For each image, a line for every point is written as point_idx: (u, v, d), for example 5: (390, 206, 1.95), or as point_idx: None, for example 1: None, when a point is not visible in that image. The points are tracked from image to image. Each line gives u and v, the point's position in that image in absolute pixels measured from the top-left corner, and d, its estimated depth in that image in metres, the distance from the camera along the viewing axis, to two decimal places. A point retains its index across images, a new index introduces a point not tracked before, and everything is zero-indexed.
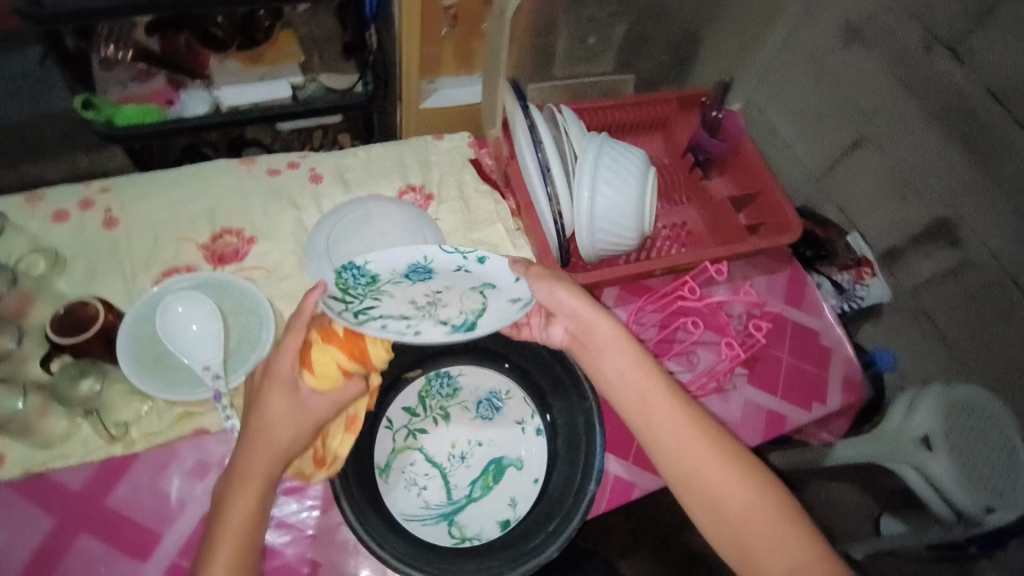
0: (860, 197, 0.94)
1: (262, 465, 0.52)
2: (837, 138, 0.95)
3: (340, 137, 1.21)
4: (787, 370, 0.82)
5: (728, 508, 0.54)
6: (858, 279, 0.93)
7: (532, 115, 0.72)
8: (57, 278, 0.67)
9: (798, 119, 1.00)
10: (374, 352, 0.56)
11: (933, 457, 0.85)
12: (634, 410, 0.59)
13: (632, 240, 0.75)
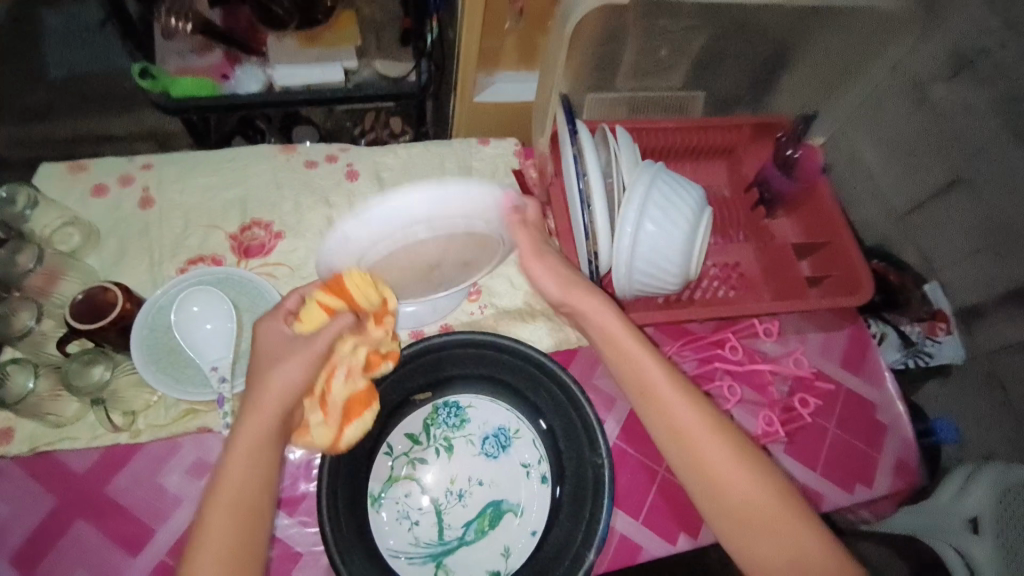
0: (945, 244, 0.84)
1: (249, 453, 0.51)
2: (928, 176, 0.84)
3: (391, 121, 1.17)
4: (831, 444, 0.74)
5: (739, 491, 0.53)
6: (930, 333, 0.83)
7: (580, 138, 0.64)
8: (89, 253, 0.68)
9: (885, 149, 0.88)
10: (353, 289, 0.55)
11: (977, 542, 0.71)
12: (643, 402, 0.58)
13: (674, 284, 0.68)
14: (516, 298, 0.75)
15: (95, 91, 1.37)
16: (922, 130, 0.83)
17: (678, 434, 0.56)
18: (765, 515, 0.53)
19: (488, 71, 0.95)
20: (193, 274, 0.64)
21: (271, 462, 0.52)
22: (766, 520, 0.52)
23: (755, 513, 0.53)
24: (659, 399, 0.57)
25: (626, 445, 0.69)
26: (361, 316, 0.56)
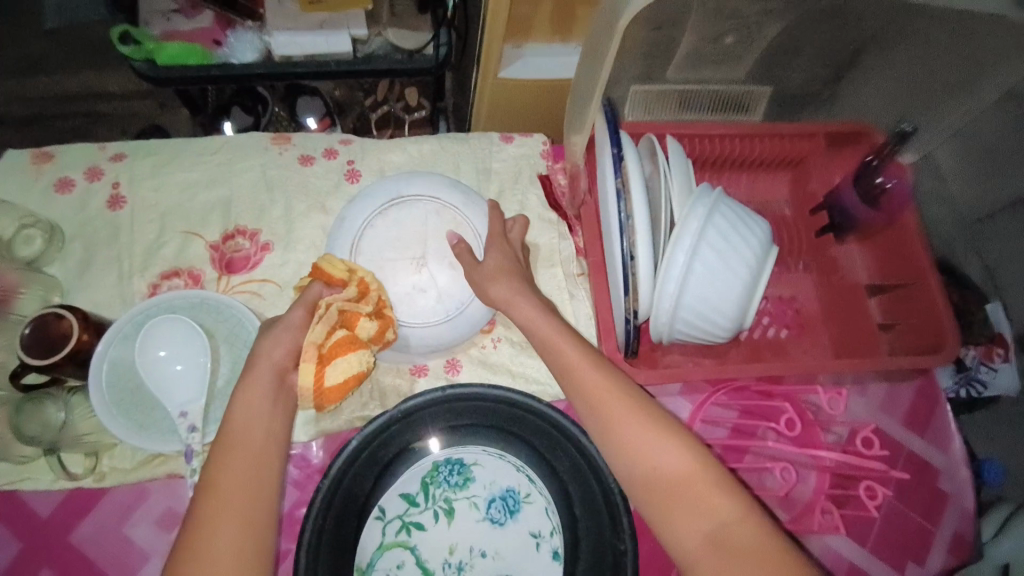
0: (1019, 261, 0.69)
1: (235, 474, 0.46)
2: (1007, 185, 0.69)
3: (407, 92, 1.03)
4: (887, 518, 0.64)
5: (654, 457, 0.48)
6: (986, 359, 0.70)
7: (624, 160, 0.53)
8: (54, 260, 0.60)
9: (964, 150, 0.72)
10: (330, 266, 0.56)
11: None
12: (580, 399, 0.52)
13: (722, 335, 0.57)
14: None
15: (88, 44, 1.25)
16: (1009, 132, 0.67)
17: (601, 415, 0.51)
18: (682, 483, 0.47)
19: (517, 42, 0.80)
20: (161, 298, 0.55)
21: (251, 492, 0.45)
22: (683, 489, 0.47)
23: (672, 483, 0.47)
24: (570, 370, 0.53)
25: None
26: (337, 286, 0.55)
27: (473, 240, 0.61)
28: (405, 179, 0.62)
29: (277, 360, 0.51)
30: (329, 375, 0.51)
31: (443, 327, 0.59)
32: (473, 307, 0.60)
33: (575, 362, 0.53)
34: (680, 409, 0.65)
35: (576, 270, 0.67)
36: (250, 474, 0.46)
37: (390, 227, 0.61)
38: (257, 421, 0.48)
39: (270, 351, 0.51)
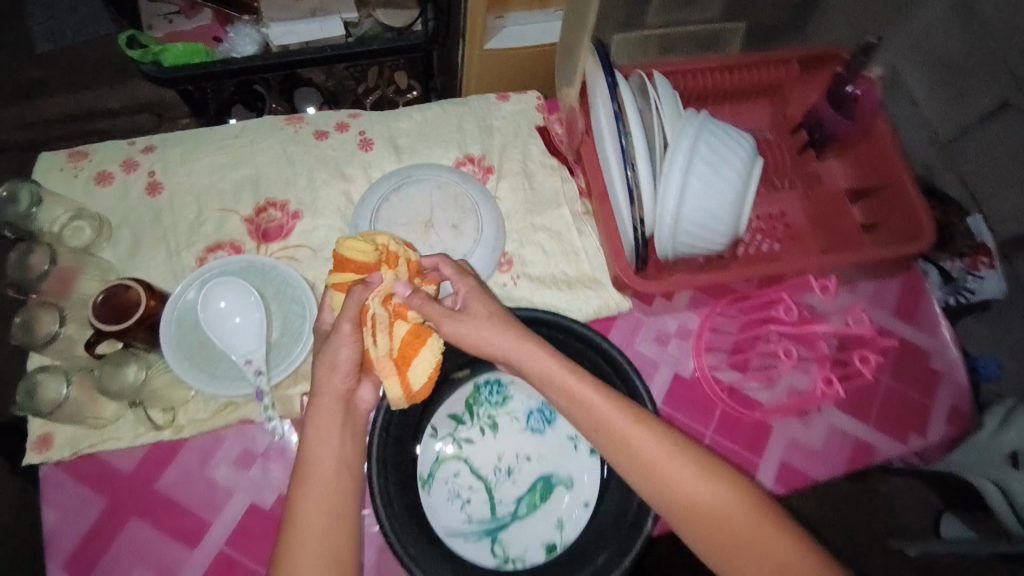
0: (990, 171, 0.74)
1: (320, 505, 0.49)
2: (977, 98, 0.73)
3: (396, 77, 1.06)
4: (884, 396, 0.71)
5: (627, 439, 0.52)
6: (973, 268, 0.77)
7: (620, 91, 0.58)
8: (103, 247, 0.65)
9: (929, 70, 0.77)
10: (360, 255, 0.54)
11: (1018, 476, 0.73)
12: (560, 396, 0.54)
13: (721, 243, 0.63)
14: (551, 266, 0.70)
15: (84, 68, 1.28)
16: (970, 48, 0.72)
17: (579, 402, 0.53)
18: (671, 472, 0.51)
19: (499, 13, 0.84)
20: (211, 266, 0.60)
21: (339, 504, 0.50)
22: (673, 478, 0.50)
23: (661, 473, 0.51)
24: (546, 376, 0.54)
25: (673, 410, 0.69)
26: (372, 275, 0.54)
27: (470, 205, 0.70)
28: (411, 166, 0.72)
29: (342, 385, 0.53)
30: (414, 378, 0.53)
31: None
32: (475, 257, 0.67)
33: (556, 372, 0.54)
34: (690, 324, 0.72)
35: (582, 209, 0.73)
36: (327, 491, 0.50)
37: (402, 201, 0.69)
38: (332, 452, 0.51)
39: (333, 375, 0.52)
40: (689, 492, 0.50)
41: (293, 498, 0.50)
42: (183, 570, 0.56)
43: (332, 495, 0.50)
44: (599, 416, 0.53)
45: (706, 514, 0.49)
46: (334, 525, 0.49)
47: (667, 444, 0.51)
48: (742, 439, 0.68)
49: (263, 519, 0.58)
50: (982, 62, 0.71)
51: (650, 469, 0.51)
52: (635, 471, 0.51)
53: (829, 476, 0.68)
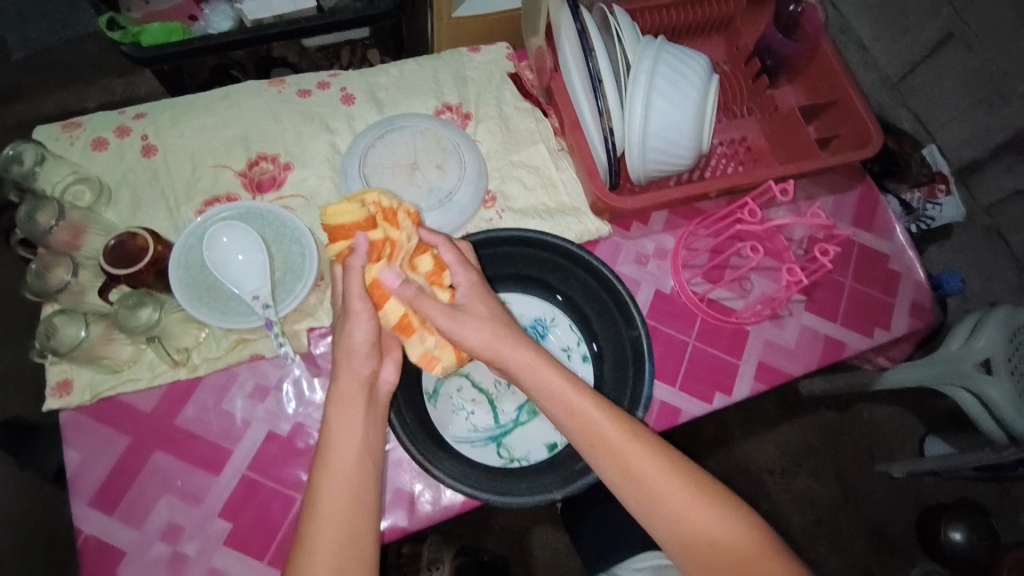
0: (940, 104, 0.97)
1: (343, 487, 0.50)
2: (921, 36, 0.93)
3: (369, 54, 1.10)
4: (849, 296, 0.76)
5: (629, 459, 0.52)
6: (930, 197, 1.00)
7: (582, 17, 0.62)
8: (105, 208, 0.68)
9: (877, 18, 0.99)
10: (354, 219, 0.56)
11: (991, 380, 0.92)
12: (559, 409, 0.54)
13: (687, 159, 0.67)
14: (532, 198, 0.75)
15: (53, 66, 1.25)
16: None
17: (578, 416, 0.53)
18: (663, 491, 0.52)
19: None
20: (210, 214, 0.63)
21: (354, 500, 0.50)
22: (663, 496, 0.51)
23: (653, 490, 0.52)
24: (548, 384, 0.54)
25: (656, 322, 0.73)
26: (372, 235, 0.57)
27: (452, 146, 0.73)
28: (393, 116, 0.75)
29: (365, 365, 0.54)
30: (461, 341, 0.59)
31: (437, 213, 0.70)
32: (460, 193, 0.71)
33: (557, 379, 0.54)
34: (667, 244, 0.76)
35: (557, 146, 0.78)
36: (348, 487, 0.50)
37: (387, 147, 0.73)
38: (354, 435, 0.52)
39: (359, 359, 0.54)
40: (677, 508, 0.51)
41: (316, 484, 0.50)
42: (210, 495, 0.60)
43: (353, 476, 0.51)
44: (596, 431, 0.53)
45: (691, 531, 0.51)
46: (353, 507, 0.50)
47: (661, 463, 0.52)
48: (722, 344, 0.73)
49: (282, 444, 0.62)
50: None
51: (643, 484, 0.52)
52: (627, 486, 0.52)
53: (802, 372, 0.73)
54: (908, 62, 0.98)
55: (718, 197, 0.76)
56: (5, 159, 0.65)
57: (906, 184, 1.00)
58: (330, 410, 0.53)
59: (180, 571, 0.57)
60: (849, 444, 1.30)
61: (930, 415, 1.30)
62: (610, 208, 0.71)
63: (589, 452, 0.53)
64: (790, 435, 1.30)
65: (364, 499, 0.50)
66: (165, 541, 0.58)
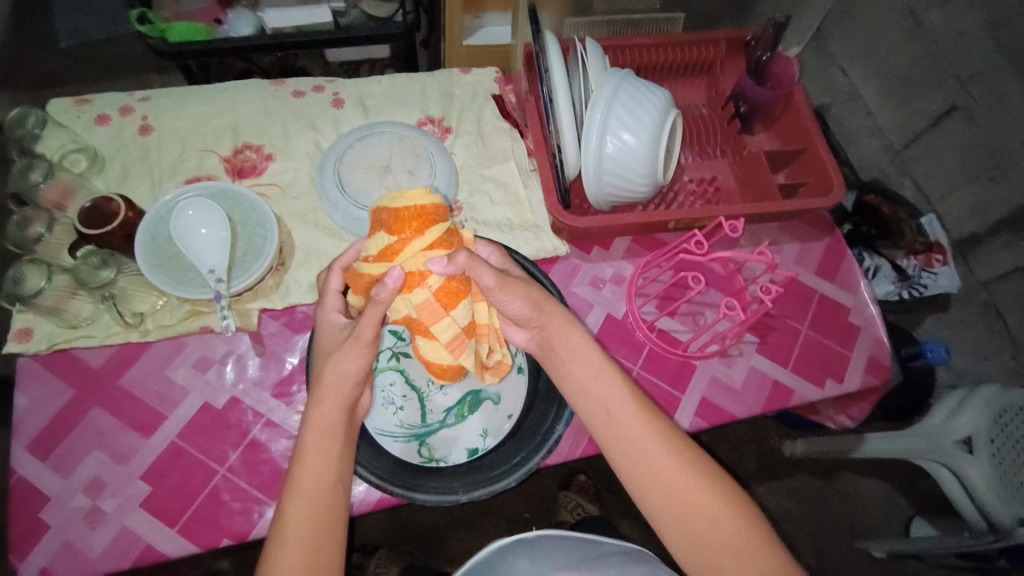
0: (941, 174, 0.99)
1: (306, 524, 0.48)
2: (928, 105, 0.95)
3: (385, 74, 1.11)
4: (802, 343, 0.76)
5: (631, 431, 0.53)
6: (926, 265, 1.02)
7: (546, 45, 0.66)
8: (96, 176, 0.73)
9: (882, 81, 1.01)
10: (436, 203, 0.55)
11: (971, 459, 0.82)
12: (572, 380, 0.56)
13: (644, 187, 0.70)
14: (497, 212, 0.78)
15: (98, 58, 1.35)
16: (913, 63, 0.94)
17: (586, 386, 0.55)
18: (662, 465, 0.51)
19: (477, 13, 0.89)
20: (184, 190, 0.68)
21: (324, 518, 0.49)
22: (664, 471, 0.51)
23: (654, 464, 0.51)
24: (575, 351, 0.57)
25: (603, 345, 0.73)
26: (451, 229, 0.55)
27: (425, 153, 0.76)
28: (373, 123, 0.78)
29: (349, 389, 0.53)
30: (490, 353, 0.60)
31: None
32: None
33: (579, 367, 0.56)
34: (625, 271, 0.77)
35: (529, 166, 0.81)
36: (320, 507, 0.49)
37: (363, 148, 0.75)
38: (328, 468, 0.51)
39: (334, 394, 0.52)
40: (679, 488, 0.51)
41: (284, 509, 0.49)
42: (137, 455, 0.62)
43: (316, 511, 0.49)
44: (606, 402, 0.54)
45: (694, 510, 0.50)
46: (317, 543, 0.48)
47: (664, 439, 0.53)
48: (667, 375, 0.72)
49: (214, 416, 0.64)
50: (931, 68, 0.91)
51: (644, 459, 0.52)
52: (630, 459, 0.52)
53: (745, 413, 0.72)
54: (912, 130, 1.00)
55: (677, 229, 0.78)
56: (14, 119, 0.72)
57: (900, 250, 1.03)
58: (305, 441, 0.51)
59: (95, 525, 0.58)
60: (825, 517, 1.21)
61: (919, 497, 1.21)
62: (565, 226, 0.73)
63: (596, 422, 0.54)
64: (767, 498, 1.21)
65: (329, 534, 0.49)
66: (86, 494, 0.59)
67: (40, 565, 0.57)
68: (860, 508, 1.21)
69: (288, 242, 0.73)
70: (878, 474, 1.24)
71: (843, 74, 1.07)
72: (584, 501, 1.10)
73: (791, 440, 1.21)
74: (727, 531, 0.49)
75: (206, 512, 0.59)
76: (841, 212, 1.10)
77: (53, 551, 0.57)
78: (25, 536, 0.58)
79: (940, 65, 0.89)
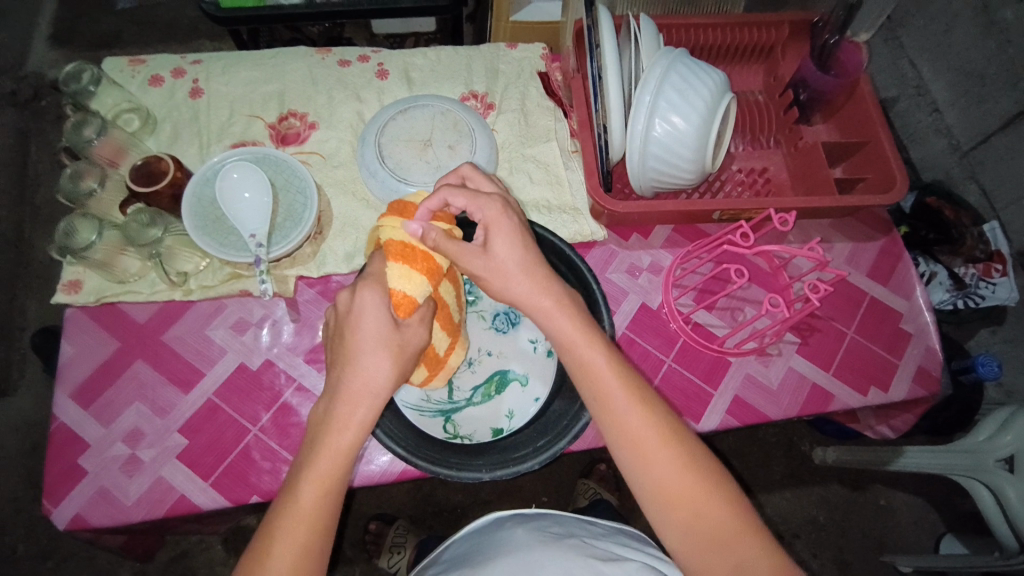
0: (1010, 179, 0.92)
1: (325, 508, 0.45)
2: (1000, 106, 0.88)
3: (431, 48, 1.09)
4: (847, 347, 0.72)
5: (623, 419, 0.48)
6: (984, 275, 0.96)
7: (598, 18, 0.64)
8: (147, 136, 0.75)
9: (953, 77, 0.94)
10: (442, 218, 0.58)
11: (1011, 479, 0.77)
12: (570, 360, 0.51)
13: (690, 175, 0.67)
14: (536, 192, 0.77)
15: (154, 22, 1.38)
16: (989, 57, 0.87)
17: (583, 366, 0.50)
18: (655, 453, 0.47)
19: None
20: (230, 154, 0.68)
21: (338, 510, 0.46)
22: (657, 460, 0.47)
23: (676, 491, 0.46)
24: (582, 359, 0.50)
25: (634, 334, 0.72)
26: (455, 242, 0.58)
27: (467, 130, 0.74)
28: (418, 95, 0.76)
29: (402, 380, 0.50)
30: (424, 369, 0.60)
31: None
32: None
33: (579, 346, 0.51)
34: (663, 260, 0.75)
35: (571, 147, 0.80)
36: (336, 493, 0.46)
37: (407, 122, 0.74)
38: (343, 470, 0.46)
39: (379, 389, 0.48)
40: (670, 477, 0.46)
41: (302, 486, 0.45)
42: (176, 410, 0.64)
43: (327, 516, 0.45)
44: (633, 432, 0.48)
45: (713, 536, 0.45)
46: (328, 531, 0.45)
47: (660, 426, 0.48)
48: (698, 370, 0.70)
49: (249, 377, 0.65)
50: (1007, 66, 0.84)
51: (638, 443, 0.47)
52: (625, 443, 0.48)
53: (779, 416, 0.69)
54: (982, 132, 0.93)
55: (722, 220, 0.75)
56: (68, 74, 0.72)
57: (958, 257, 0.97)
58: (332, 434, 0.47)
59: (132, 474, 0.61)
60: (856, 530, 1.16)
61: (953, 513, 1.17)
62: (605, 211, 0.72)
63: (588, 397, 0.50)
64: (795, 504, 1.17)
65: (327, 539, 0.45)
66: (126, 443, 0.62)
67: (75, 510, 0.59)
68: (892, 522, 1.17)
69: (327, 211, 0.73)
70: (914, 488, 1.19)
71: (912, 66, 0.99)
72: (603, 490, 1.08)
73: (823, 446, 1.17)
74: (722, 525, 0.45)
75: (237, 469, 0.61)
76: (898, 213, 1.04)
77: (88, 497, 0.59)
78: (60, 481, 0.60)
79: (1016, 64, 0.83)
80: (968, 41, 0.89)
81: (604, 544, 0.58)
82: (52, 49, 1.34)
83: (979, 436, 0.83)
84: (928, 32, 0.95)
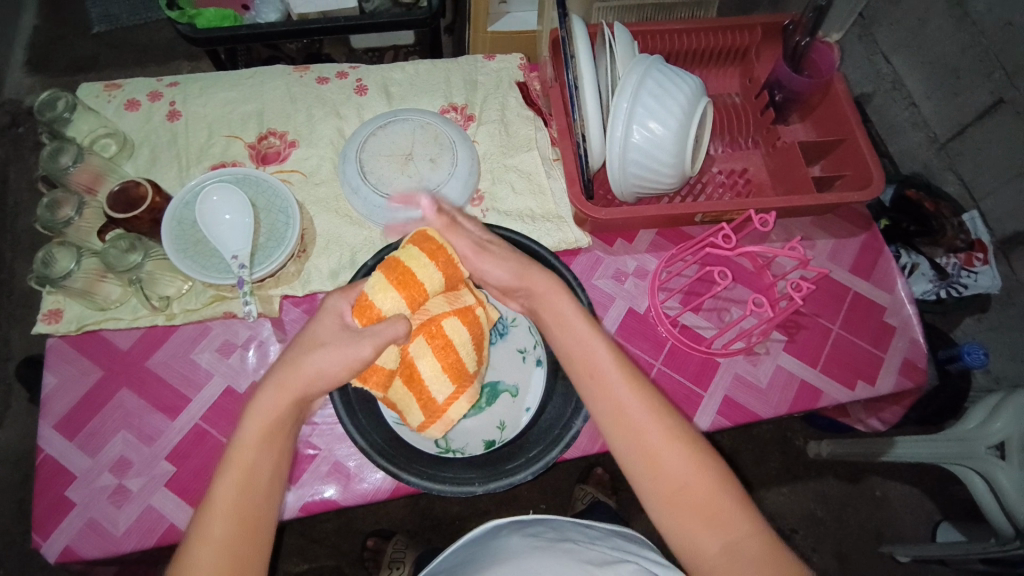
0: (986, 168, 0.93)
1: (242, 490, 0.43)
2: (973, 98, 0.90)
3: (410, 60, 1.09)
4: (833, 343, 0.73)
5: (612, 392, 0.48)
6: (966, 264, 0.98)
7: (572, 26, 0.65)
8: (125, 160, 0.75)
9: (926, 70, 0.95)
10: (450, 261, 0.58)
11: (1003, 466, 0.78)
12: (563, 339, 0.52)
13: (669, 179, 0.68)
14: (519, 202, 0.77)
15: (132, 44, 1.37)
16: (959, 50, 0.88)
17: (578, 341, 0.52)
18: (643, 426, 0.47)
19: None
20: (210, 175, 0.68)
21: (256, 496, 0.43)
22: (644, 432, 0.46)
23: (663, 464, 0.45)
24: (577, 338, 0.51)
25: (623, 339, 0.72)
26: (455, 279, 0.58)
27: (447, 142, 0.74)
28: (399, 110, 0.77)
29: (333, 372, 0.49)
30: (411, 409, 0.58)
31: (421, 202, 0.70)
32: (446, 188, 0.71)
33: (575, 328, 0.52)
34: (648, 264, 0.75)
35: (552, 155, 0.80)
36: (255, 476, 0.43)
37: (387, 136, 0.74)
38: (271, 450, 0.45)
39: (306, 376, 0.48)
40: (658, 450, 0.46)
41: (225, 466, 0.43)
42: (163, 437, 0.63)
43: (245, 513, 0.42)
44: (620, 410, 0.48)
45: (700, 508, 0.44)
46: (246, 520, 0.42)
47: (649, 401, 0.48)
48: (687, 372, 0.71)
49: (236, 399, 0.65)
50: (978, 58, 0.86)
51: (625, 416, 0.47)
52: (613, 418, 0.48)
53: (770, 413, 0.70)
54: (957, 124, 0.94)
55: (705, 222, 0.76)
56: (43, 102, 0.71)
57: (939, 247, 0.99)
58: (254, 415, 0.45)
59: (121, 504, 0.60)
60: (854, 522, 1.17)
61: (948, 501, 1.18)
62: (588, 218, 0.72)
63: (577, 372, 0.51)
64: (792, 499, 1.18)
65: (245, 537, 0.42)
66: (113, 473, 0.61)
67: (64, 543, 0.58)
68: (889, 513, 1.18)
69: (311, 229, 0.73)
70: (909, 479, 1.20)
71: (885, 61, 1.01)
72: (600, 495, 1.08)
73: (817, 440, 1.18)
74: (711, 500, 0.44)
75: None
76: (878, 208, 1.05)
77: (77, 529, 0.58)
78: (47, 514, 0.59)
79: (986, 57, 0.85)
80: (939, 35, 0.91)
81: (600, 551, 0.57)
82: (29, 75, 1.33)
83: (969, 424, 0.83)
84: (899, 29, 0.97)
